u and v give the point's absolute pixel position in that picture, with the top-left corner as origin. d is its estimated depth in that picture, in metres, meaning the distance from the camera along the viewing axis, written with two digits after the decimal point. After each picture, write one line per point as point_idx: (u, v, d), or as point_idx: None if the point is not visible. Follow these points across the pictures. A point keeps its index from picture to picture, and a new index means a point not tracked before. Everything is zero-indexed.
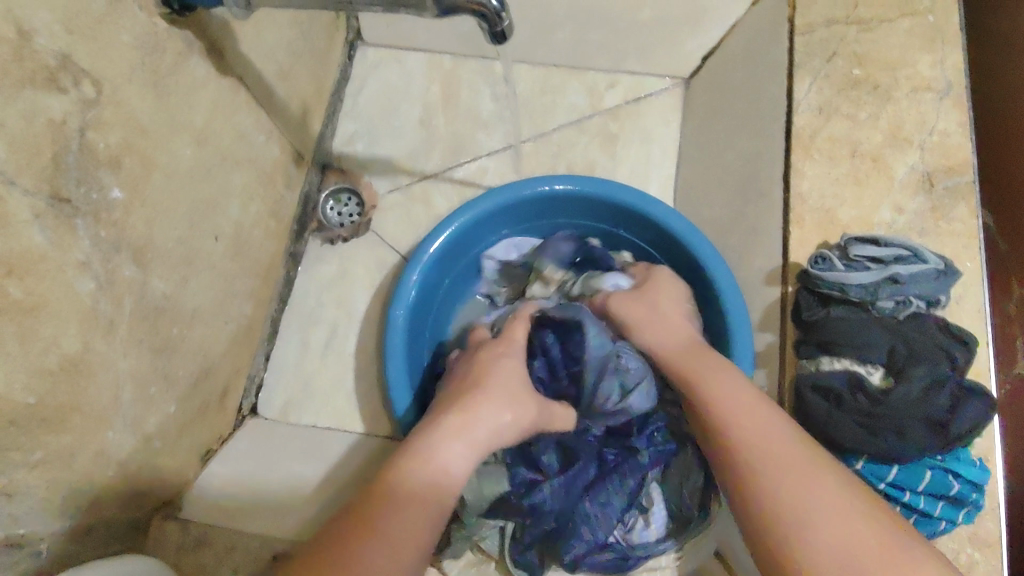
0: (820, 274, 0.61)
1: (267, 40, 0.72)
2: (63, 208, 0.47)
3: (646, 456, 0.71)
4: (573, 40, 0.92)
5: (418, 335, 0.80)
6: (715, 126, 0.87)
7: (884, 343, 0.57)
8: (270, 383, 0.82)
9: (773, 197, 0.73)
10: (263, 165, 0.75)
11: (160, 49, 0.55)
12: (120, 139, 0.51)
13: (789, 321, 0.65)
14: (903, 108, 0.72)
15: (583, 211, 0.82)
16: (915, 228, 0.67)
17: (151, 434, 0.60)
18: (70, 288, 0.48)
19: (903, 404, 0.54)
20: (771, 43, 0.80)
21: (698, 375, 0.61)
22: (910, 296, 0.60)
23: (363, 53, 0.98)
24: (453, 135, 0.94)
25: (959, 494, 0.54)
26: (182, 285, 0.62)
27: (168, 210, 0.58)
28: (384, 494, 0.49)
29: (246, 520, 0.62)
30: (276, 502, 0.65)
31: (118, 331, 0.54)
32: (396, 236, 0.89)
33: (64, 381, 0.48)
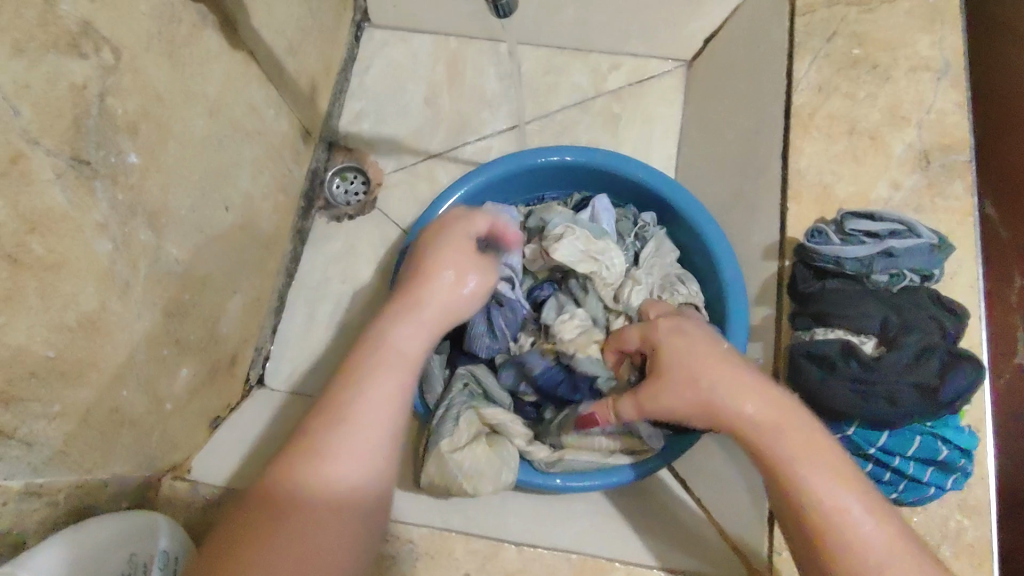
0: (816, 248, 0.63)
1: (277, 15, 0.73)
2: (82, 170, 0.48)
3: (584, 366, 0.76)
4: (578, 22, 0.93)
5: None
6: (715, 108, 0.88)
7: (876, 314, 0.58)
8: (277, 354, 0.84)
9: (772, 173, 0.74)
10: (273, 139, 0.77)
11: (176, 20, 0.56)
12: (137, 106, 0.53)
13: (784, 295, 0.67)
14: (901, 88, 0.73)
15: (597, 188, 0.84)
16: (910, 205, 0.69)
17: (161, 395, 0.62)
18: (89, 248, 0.50)
19: (894, 372, 0.55)
20: (773, 24, 0.81)
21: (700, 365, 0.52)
22: (904, 269, 0.61)
23: (370, 34, 0.99)
24: (458, 115, 0.95)
25: (948, 459, 0.55)
26: (194, 252, 0.64)
27: (181, 178, 0.60)
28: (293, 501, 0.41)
29: (249, 477, 0.63)
30: None
31: (133, 293, 0.56)
32: (401, 213, 0.91)
33: (82, 338, 0.50)
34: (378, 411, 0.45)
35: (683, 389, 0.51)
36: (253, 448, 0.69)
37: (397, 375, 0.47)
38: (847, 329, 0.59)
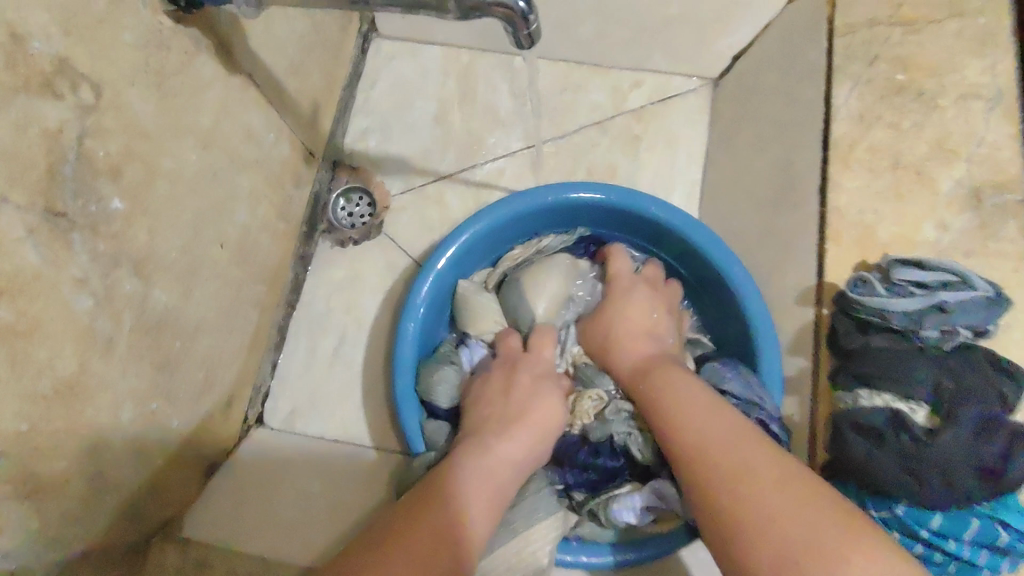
0: (860, 298, 0.58)
1: (278, 33, 0.68)
2: (57, 223, 0.43)
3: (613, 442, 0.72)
4: (599, 36, 0.88)
5: (431, 333, 0.80)
6: (745, 132, 0.83)
7: (929, 377, 0.53)
8: (277, 391, 0.80)
9: (809, 210, 0.68)
10: (273, 166, 0.72)
11: (165, 49, 0.51)
12: (121, 147, 0.48)
13: (822, 347, 0.62)
14: (949, 117, 0.67)
15: (615, 222, 0.80)
16: (960, 248, 0.63)
17: (152, 451, 0.57)
18: (66, 306, 0.45)
19: (953, 450, 0.50)
20: (809, 43, 0.75)
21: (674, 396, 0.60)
22: (957, 326, 0.56)
23: (377, 45, 0.94)
24: (469, 135, 0.90)
25: (1008, 544, 0.50)
26: (186, 296, 0.59)
27: (171, 220, 0.55)
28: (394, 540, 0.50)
29: (251, 531, 0.62)
30: (286, 530, 0.63)
31: (117, 349, 0.51)
32: (409, 239, 0.86)
33: (58, 405, 0.46)
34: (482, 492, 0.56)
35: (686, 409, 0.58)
36: (252, 506, 0.65)
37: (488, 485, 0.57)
38: (896, 395, 0.54)
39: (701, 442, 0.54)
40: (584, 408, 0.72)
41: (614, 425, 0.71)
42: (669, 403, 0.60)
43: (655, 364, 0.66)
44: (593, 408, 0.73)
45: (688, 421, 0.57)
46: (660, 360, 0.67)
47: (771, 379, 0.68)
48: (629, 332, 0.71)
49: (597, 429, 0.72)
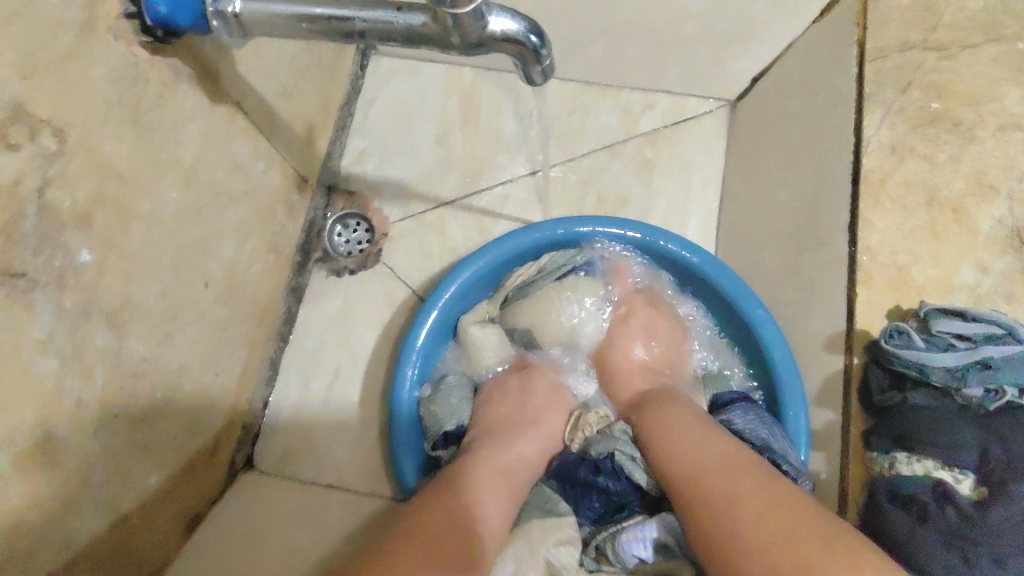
0: (897, 351, 0.53)
1: (269, 56, 0.64)
2: (16, 281, 0.39)
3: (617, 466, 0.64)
4: (609, 55, 0.83)
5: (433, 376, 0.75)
6: (764, 158, 0.79)
7: (974, 444, 0.50)
8: (267, 432, 0.75)
9: (836, 248, 0.64)
10: (263, 196, 0.67)
11: (141, 82, 0.47)
12: (91, 192, 0.44)
13: (853, 399, 0.57)
14: (988, 150, 0.63)
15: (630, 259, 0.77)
16: (1000, 292, 0.59)
17: (128, 511, 0.53)
18: (27, 371, 0.41)
19: (1005, 529, 0.46)
20: (834, 67, 0.71)
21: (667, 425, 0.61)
22: (1004, 385, 0.51)
23: (376, 62, 0.89)
24: (472, 157, 0.86)
25: None
26: (167, 342, 0.55)
27: (149, 264, 0.51)
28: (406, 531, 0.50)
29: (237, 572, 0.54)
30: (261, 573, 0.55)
31: (89, 410, 0.47)
32: (408, 269, 0.82)
33: (19, 478, 0.41)
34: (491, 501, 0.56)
35: (680, 438, 0.59)
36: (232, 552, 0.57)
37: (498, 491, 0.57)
38: (939, 463, 0.50)
39: (695, 468, 0.54)
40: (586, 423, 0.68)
41: (616, 440, 0.65)
42: (663, 432, 0.61)
43: (653, 398, 0.67)
44: (597, 423, 0.68)
45: (680, 442, 0.58)
46: (658, 393, 0.68)
47: (796, 431, 0.64)
48: (623, 362, 0.72)
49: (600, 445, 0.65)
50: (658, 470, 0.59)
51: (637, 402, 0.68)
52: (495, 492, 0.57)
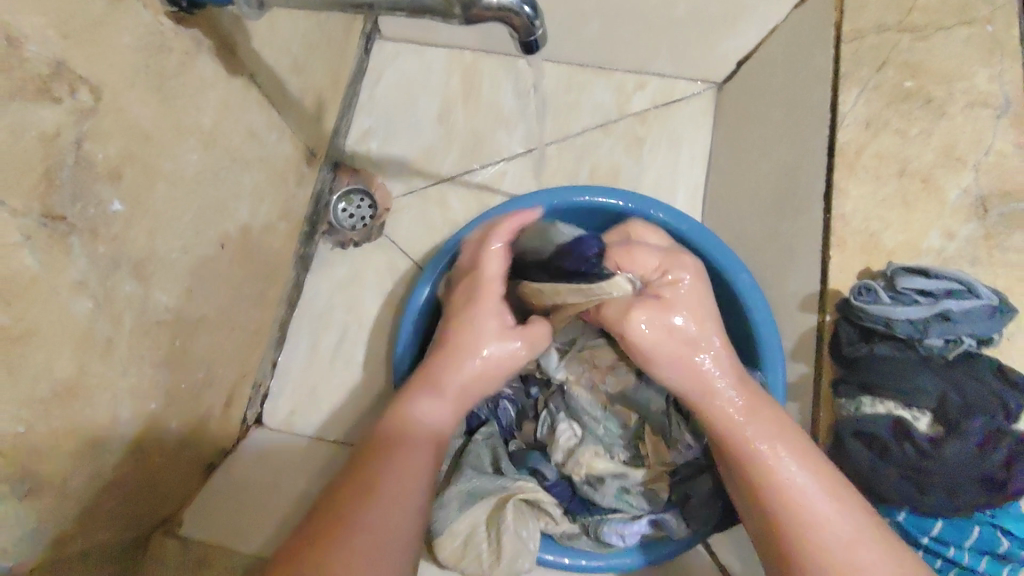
0: (864, 306, 0.57)
1: (281, 33, 0.68)
2: (56, 226, 0.43)
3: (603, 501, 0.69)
4: (603, 37, 0.88)
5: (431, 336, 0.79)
6: (749, 135, 0.83)
7: (934, 389, 0.53)
8: (276, 391, 0.79)
9: (813, 216, 0.68)
10: (275, 165, 0.72)
11: (165, 50, 0.51)
12: (120, 149, 0.48)
13: (825, 353, 0.61)
14: (959, 125, 0.66)
15: None
16: (965, 257, 0.62)
17: (151, 452, 0.57)
18: (65, 310, 0.45)
19: (958, 462, 0.50)
20: (815, 48, 0.74)
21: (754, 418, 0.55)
22: (961, 336, 0.55)
23: (381, 45, 0.94)
24: (471, 135, 0.90)
25: (1008, 551, 0.52)
26: (187, 296, 0.59)
27: (171, 221, 0.55)
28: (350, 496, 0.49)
29: (247, 525, 0.60)
30: (268, 521, 0.60)
31: (118, 351, 0.51)
32: (410, 241, 0.86)
33: (57, 407, 0.45)
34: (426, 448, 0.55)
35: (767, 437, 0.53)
36: (245, 503, 0.63)
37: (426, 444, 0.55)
38: (899, 403, 0.54)
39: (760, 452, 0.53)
40: (587, 455, 0.69)
41: (596, 490, 0.68)
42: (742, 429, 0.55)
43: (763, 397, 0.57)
44: (586, 458, 0.69)
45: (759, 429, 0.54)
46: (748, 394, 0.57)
47: (774, 387, 0.66)
48: (696, 354, 0.59)
49: (610, 476, 0.68)
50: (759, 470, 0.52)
51: (753, 405, 0.56)
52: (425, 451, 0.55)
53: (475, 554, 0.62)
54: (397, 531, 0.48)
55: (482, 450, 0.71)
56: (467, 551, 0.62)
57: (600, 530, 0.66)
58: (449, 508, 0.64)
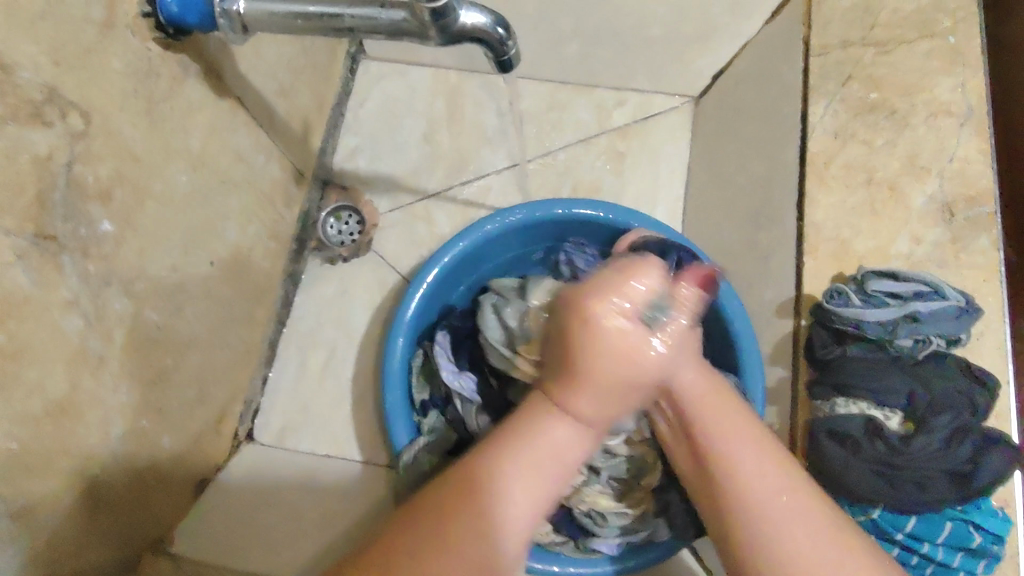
0: (836, 309, 0.59)
1: (267, 58, 0.70)
2: (48, 246, 0.45)
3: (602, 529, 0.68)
4: (581, 55, 0.90)
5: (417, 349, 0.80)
6: (725, 147, 0.85)
7: (903, 389, 0.56)
8: (266, 408, 0.80)
9: (786, 225, 0.70)
10: (262, 185, 0.73)
11: (153, 75, 0.53)
12: (110, 170, 0.49)
13: (800, 356, 0.63)
14: (922, 134, 0.69)
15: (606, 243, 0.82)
16: (933, 260, 0.64)
17: (142, 469, 0.58)
18: (56, 327, 0.46)
19: (925, 457, 0.53)
20: (785, 63, 0.77)
21: (708, 416, 0.49)
22: (929, 335, 0.57)
23: (366, 66, 0.96)
24: (457, 152, 0.92)
25: (980, 546, 0.53)
26: (177, 313, 0.60)
27: (161, 240, 0.57)
28: (454, 490, 0.43)
29: (234, 556, 0.62)
30: (255, 551, 0.63)
31: (108, 366, 0.52)
32: (398, 257, 0.87)
33: (49, 424, 0.46)
34: (541, 474, 0.44)
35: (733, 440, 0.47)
36: (231, 530, 0.65)
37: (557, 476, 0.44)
38: (872, 403, 0.56)
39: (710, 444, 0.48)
40: (588, 492, 0.68)
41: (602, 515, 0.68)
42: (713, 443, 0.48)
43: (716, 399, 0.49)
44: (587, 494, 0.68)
45: (721, 434, 0.48)
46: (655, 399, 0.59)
47: (754, 387, 0.68)
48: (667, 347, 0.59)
49: (610, 511, 0.68)
50: (723, 478, 0.47)
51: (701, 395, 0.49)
52: (549, 471, 0.44)
53: None
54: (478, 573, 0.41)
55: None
56: None
57: (589, 541, 0.68)
58: None
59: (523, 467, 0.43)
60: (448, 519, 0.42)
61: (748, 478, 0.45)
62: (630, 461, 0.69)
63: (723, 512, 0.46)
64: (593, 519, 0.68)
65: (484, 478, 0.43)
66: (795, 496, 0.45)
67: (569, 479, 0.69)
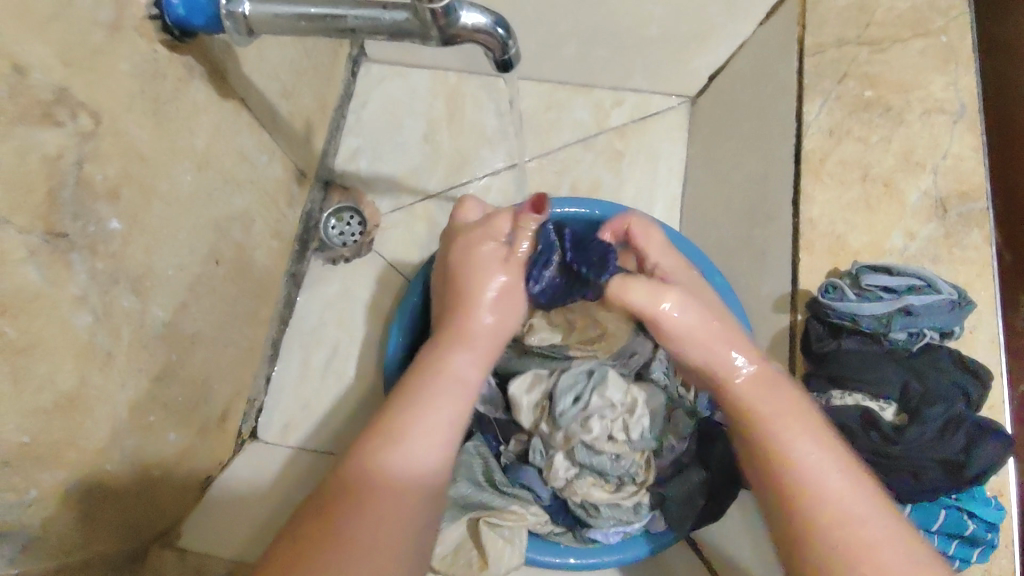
0: (831, 304, 0.59)
1: (270, 60, 0.71)
2: (58, 243, 0.46)
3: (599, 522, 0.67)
4: (580, 56, 0.91)
5: None
6: (722, 146, 0.86)
7: (897, 379, 0.57)
8: (270, 406, 0.81)
9: (782, 221, 0.71)
10: (265, 186, 0.74)
11: (160, 77, 0.54)
12: (118, 169, 0.50)
13: (797, 350, 0.64)
14: (915, 132, 0.70)
15: None
16: (927, 255, 0.65)
17: (148, 464, 0.59)
18: (66, 323, 0.47)
19: (918, 446, 0.54)
20: (780, 62, 0.78)
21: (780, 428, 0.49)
22: (923, 329, 0.58)
23: (367, 68, 0.97)
24: (457, 153, 0.93)
25: (974, 533, 0.54)
26: (183, 311, 0.61)
27: (168, 239, 0.58)
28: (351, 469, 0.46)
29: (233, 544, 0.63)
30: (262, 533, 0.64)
31: (116, 363, 0.53)
32: (400, 256, 0.88)
33: (59, 418, 0.47)
34: (430, 425, 0.49)
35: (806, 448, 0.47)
36: (236, 523, 0.65)
37: (443, 418, 0.50)
38: (867, 395, 0.57)
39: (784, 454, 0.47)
40: (586, 486, 0.67)
41: (598, 509, 0.67)
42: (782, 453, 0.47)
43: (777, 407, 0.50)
44: (585, 488, 0.67)
45: (798, 445, 0.47)
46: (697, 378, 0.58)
47: None
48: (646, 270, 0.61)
49: (605, 504, 0.67)
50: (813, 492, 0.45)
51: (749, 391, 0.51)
52: (435, 421, 0.49)
53: (464, 561, 0.64)
54: (385, 534, 0.44)
55: (474, 462, 0.71)
56: (457, 558, 0.64)
57: (585, 531, 0.68)
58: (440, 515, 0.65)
59: (416, 421, 0.49)
60: (346, 493, 0.45)
61: (841, 500, 0.45)
62: (632, 457, 0.67)
63: (808, 525, 0.45)
64: (590, 513, 0.67)
65: (380, 445, 0.47)
66: (889, 524, 0.44)
67: (571, 474, 0.67)
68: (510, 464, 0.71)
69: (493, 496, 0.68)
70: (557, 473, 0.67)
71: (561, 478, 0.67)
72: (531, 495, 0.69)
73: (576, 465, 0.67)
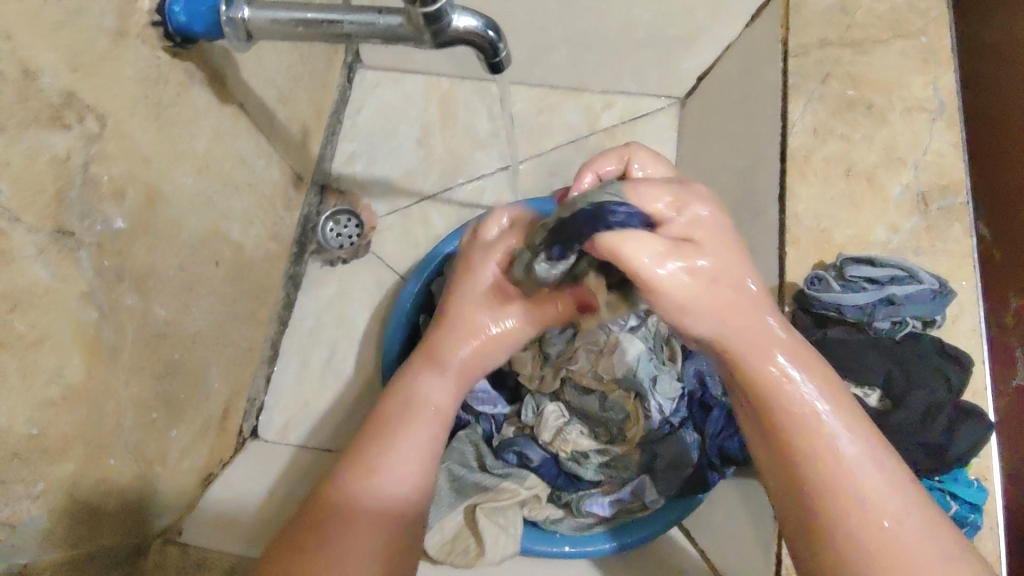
0: (816, 294, 0.62)
1: (267, 66, 0.73)
2: (66, 241, 0.47)
3: (589, 470, 0.72)
4: (571, 60, 0.94)
5: None
6: (711, 146, 0.88)
7: (881, 367, 0.59)
8: (270, 405, 0.82)
9: (769, 217, 0.73)
10: (263, 189, 0.76)
11: (162, 82, 0.56)
12: (122, 171, 0.52)
13: None
14: (897, 129, 0.72)
15: None
16: (909, 247, 0.67)
17: (151, 459, 0.60)
18: (72, 319, 0.48)
19: (901, 430, 0.56)
20: (766, 64, 0.80)
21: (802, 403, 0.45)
22: (906, 318, 0.61)
23: (362, 75, 0.99)
24: (451, 156, 0.95)
25: (958, 514, 0.55)
26: (184, 310, 0.63)
27: (170, 239, 0.59)
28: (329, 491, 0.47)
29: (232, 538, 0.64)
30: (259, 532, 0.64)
31: (120, 360, 0.54)
32: (397, 257, 0.90)
33: (66, 411, 0.48)
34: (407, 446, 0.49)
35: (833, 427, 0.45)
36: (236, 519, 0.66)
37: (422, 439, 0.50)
38: (852, 382, 0.59)
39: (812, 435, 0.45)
40: (575, 435, 0.73)
41: (586, 455, 0.73)
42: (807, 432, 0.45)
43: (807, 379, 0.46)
44: (574, 437, 0.73)
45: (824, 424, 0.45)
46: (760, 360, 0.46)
47: None
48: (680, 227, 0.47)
49: (593, 451, 0.73)
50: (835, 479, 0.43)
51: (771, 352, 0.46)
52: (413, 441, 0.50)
53: (463, 548, 0.66)
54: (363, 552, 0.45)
55: (466, 448, 0.75)
56: (456, 543, 0.66)
57: (583, 504, 0.71)
58: (439, 505, 0.68)
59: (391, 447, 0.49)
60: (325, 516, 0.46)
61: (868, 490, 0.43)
62: (616, 405, 0.72)
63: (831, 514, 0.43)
64: (581, 464, 0.73)
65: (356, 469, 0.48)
66: (916, 513, 0.42)
67: (558, 424, 0.74)
68: (502, 446, 0.75)
69: (489, 474, 0.73)
70: (546, 423, 0.74)
71: (549, 430, 0.74)
72: (526, 456, 0.74)
73: (565, 414, 0.74)
